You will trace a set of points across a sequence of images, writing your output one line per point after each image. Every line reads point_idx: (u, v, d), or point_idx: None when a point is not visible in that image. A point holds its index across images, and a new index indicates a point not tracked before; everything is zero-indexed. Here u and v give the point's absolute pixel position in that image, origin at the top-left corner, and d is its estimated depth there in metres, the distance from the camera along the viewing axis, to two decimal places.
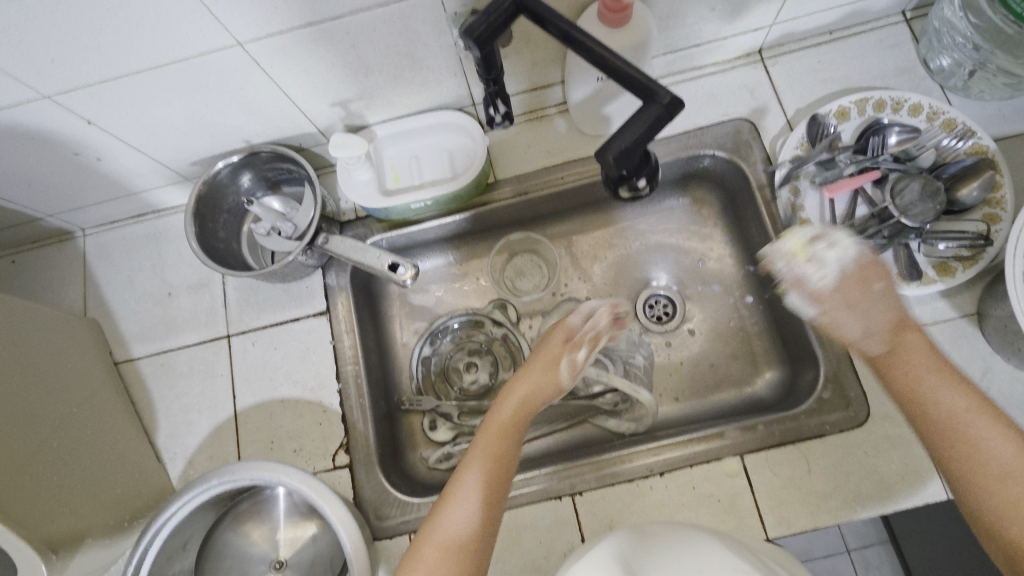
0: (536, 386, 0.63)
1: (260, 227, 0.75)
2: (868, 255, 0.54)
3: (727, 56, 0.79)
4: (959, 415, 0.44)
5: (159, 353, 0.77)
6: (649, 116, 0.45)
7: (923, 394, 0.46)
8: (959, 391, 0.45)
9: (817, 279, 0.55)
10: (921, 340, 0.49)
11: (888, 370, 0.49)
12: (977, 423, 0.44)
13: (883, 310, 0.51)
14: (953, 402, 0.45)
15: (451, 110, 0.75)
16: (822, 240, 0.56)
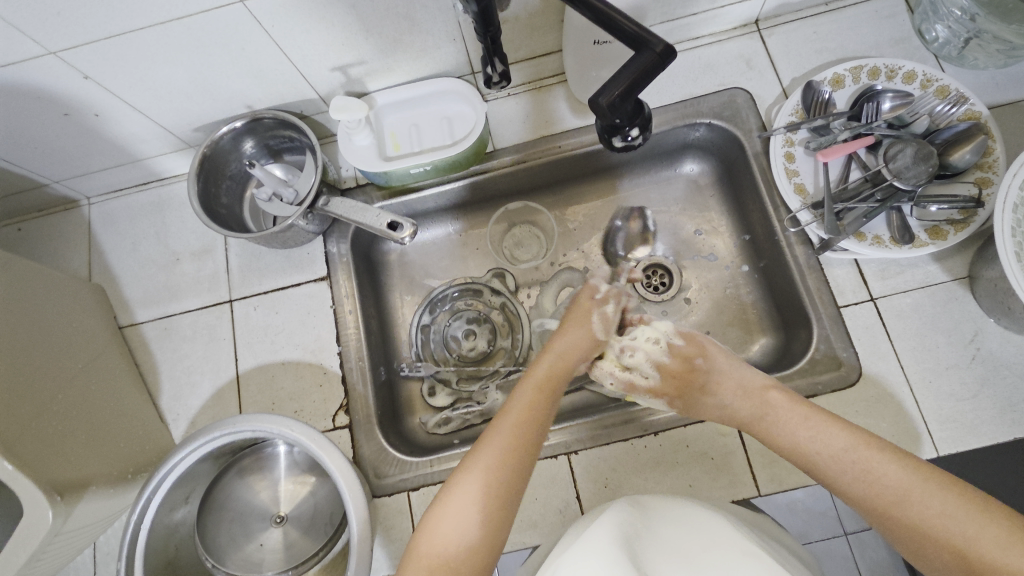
0: (573, 342, 0.66)
1: (262, 192, 0.77)
2: (679, 332, 0.67)
3: (724, 27, 0.80)
4: (826, 451, 0.51)
5: (163, 317, 0.78)
6: (642, 64, 0.46)
7: (795, 439, 0.54)
8: (827, 433, 0.52)
9: (644, 381, 0.67)
10: (778, 396, 0.58)
11: (765, 428, 0.57)
12: (853, 458, 0.50)
13: (725, 374, 0.63)
14: (827, 444, 0.52)
15: (450, 78, 0.76)
16: (628, 349, 0.67)
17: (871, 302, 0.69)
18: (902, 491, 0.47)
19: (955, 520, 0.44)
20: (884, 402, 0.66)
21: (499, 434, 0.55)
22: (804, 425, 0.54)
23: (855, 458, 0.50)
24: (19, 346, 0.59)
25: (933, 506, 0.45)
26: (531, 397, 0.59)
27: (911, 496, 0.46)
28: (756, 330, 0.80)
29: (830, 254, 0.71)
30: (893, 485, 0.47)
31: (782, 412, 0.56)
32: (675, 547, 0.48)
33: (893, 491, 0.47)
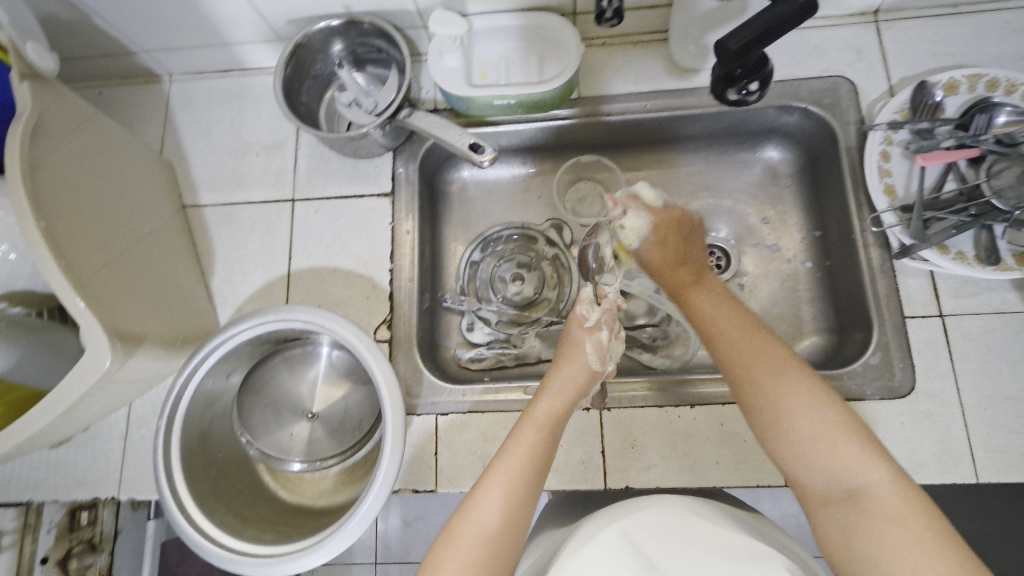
0: (573, 378, 0.62)
1: (343, 96, 0.77)
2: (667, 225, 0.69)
3: (841, 11, 0.77)
4: (740, 354, 0.56)
5: (225, 204, 0.79)
6: (775, 16, 0.44)
7: (719, 339, 0.58)
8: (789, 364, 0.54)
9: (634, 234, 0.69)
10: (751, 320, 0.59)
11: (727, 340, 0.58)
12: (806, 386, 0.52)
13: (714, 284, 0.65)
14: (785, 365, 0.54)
15: (550, 14, 0.73)
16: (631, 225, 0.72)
17: (939, 318, 0.67)
18: (800, 409, 0.51)
19: (839, 443, 0.49)
20: (932, 419, 0.64)
21: (500, 478, 0.54)
22: (728, 329, 0.58)
23: (766, 371, 0.54)
24: (95, 198, 0.60)
25: (823, 428, 0.49)
26: (534, 437, 0.57)
27: (809, 416, 0.50)
28: (808, 328, 0.78)
29: (907, 262, 0.68)
30: (799, 406, 0.51)
31: (718, 319, 0.60)
32: (678, 533, 0.49)
33: (795, 408, 0.51)
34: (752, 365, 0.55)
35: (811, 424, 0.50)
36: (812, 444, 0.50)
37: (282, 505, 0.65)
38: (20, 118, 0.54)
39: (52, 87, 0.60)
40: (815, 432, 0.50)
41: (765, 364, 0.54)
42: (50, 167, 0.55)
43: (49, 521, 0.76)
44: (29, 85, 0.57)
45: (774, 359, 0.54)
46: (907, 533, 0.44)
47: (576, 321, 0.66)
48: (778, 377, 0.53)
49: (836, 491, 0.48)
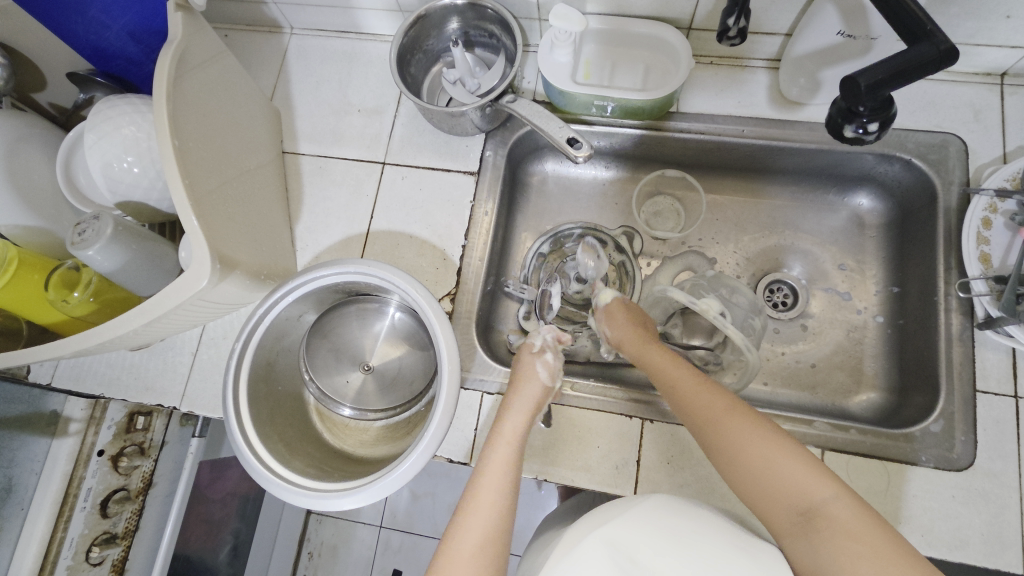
0: (530, 394, 0.63)
1: (450, 74, 0.79)
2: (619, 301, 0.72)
3: (965, 68, 0.74)
4: (691, 398, 0.57)
5: (321, 156, 0.83)
6: (919, 54, 0.44)
7: (673, 389, 0.59)
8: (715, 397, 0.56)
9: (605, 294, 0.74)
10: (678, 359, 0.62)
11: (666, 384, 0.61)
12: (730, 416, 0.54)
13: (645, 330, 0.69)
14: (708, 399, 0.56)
15: (667, 26, 0.74)
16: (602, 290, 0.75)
17: (1013, 398, 0.65)
18: (753, 446, 0.52)
19: (787, 468, 0.50)
20: (987, 500, 0.62)
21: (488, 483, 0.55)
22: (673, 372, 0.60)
23: (712, 404, 0.56)
24: (215, 128, 0.65)
25: (776, 458, 0.50)
26: (506, 453, 0.58)
27: (759, 452, 0.51)
28: (867, 384, 0.76)
29: (989, 334, 0.65)
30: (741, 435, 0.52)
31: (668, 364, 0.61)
32: (661, 532, 0.45)
33: (739, 438, 0.52)
34: (705, 402, 0.56)
35: (760, 456, 0.51)
36: (764, 470, 0.50)
37: (325, 446, 0.69)
38: (172, 44, 0.59)
39: (199, 21, 0.64)
40: (768, 463, 0.50)
41: (716, 404, 0.55)
42: (187, 93, 0.60)
43: (111, 418, 0.82)
44: (182, 16, 0.62)
45: (723, 399, 0.56)
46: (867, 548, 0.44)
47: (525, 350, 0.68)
48: (727, 415, 0.54)
49: (798, 517, 0.48)
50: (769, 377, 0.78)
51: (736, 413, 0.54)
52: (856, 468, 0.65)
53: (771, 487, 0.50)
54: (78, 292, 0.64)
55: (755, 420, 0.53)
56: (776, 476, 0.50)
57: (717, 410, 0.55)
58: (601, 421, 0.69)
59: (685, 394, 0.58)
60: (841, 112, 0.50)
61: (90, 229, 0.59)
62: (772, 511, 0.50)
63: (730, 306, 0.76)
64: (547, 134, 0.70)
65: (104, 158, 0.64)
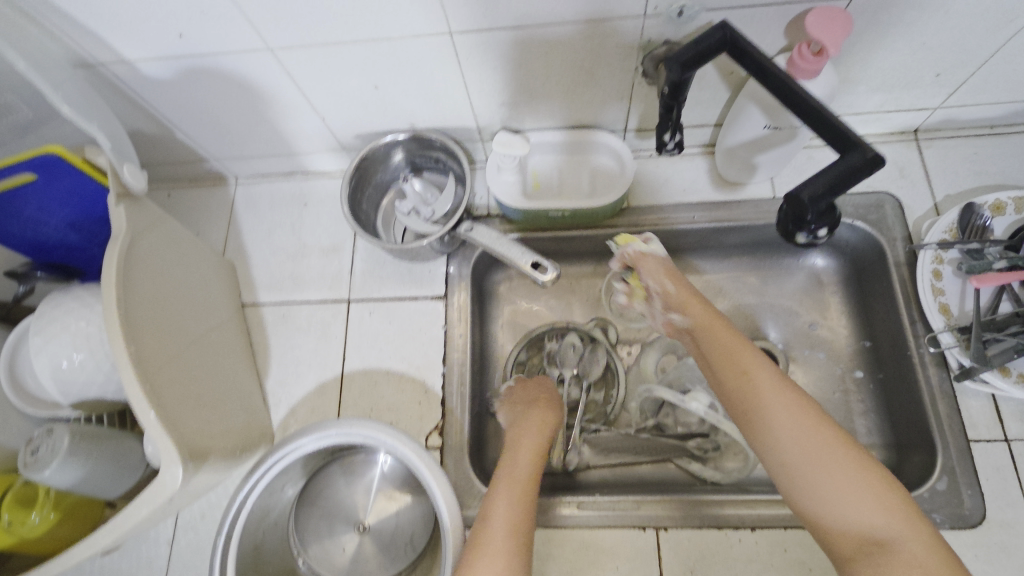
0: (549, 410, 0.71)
1: (403, 205, 0.80)
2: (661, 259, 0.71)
3: (881, 131, 0.80)
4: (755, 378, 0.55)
5: (283, 304, 0.81)
6: (848, 166, 0.47)
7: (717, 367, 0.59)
8: (782, 386, 0.54)
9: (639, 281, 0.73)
10: (717, 322, 0.62)
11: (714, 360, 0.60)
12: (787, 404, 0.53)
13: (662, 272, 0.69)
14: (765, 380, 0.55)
15: (604, 132, 0.77)
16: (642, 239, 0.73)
17: (1005, 442, 0.66)
18: (817, 454, 0.50)
19: (845, 480, 0.48)
20: (1009, 553, 0.62)
21: (500, 483, 0.58)
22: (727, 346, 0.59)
23: (772, 395, 0.54)
24: (169, 311, 0.63)
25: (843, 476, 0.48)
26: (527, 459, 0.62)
27: (824, 462, 0.49)
28: (863, 443, 0.76)
29: (968, 384, 0.67)
30: (795, 433, 0.51)
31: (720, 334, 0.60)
32: None
33: (798, 438, 0.51)
34: (765, 392, 0.54)
35: (818, 458, 0.50)
36: (808, 480, 0.50)
37: None
38: (116, 240, 0.57)
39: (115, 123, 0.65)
40: (834, 477, 0.49)
41: (772, 395, 0.54)
42: (137, 286, 0.58)
43: None
44: (123, 206, 0.60)
45: (774, 386, 0.54)
46: None
47: (523, 392, 0.74)
48: (783, 399, 0.53)
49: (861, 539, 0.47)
50: None
51: (810, 411, 0.52)
52: None
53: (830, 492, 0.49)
54: (37, 512, 0.59)
55: (816, 413, 0.52)
56: (834, 488, 0.48)
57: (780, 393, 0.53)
58: (615, 539, 0.67)
59: (746, 372, 0.56)
60: (788, 227, 0.52)
61: (44, 447, 0.55)
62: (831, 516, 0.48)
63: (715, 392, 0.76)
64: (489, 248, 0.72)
65: (52, 361, 0.61)
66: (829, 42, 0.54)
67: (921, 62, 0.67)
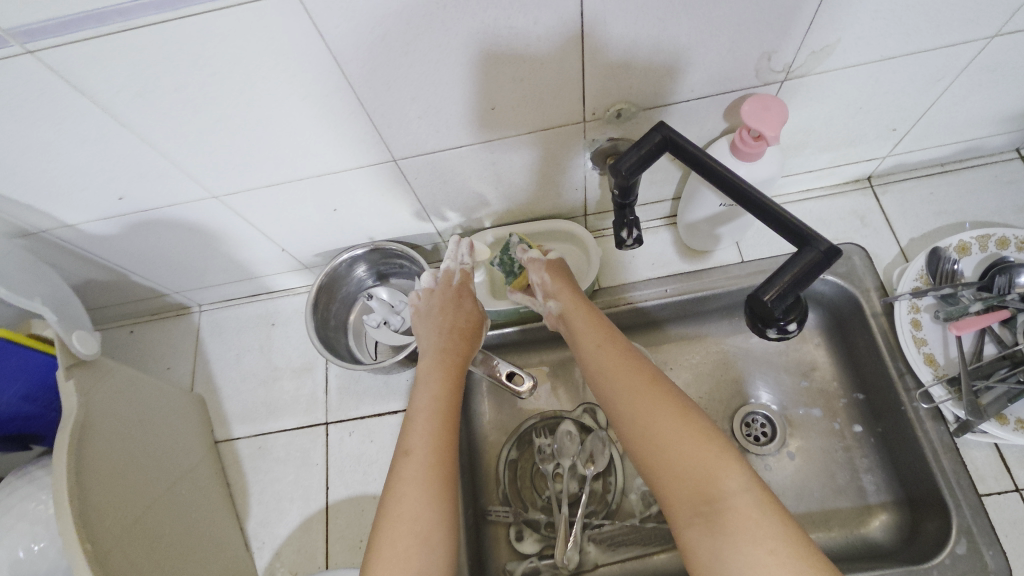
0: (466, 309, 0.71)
1: (371, 318, 0.78)
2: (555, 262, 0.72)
3: (836, 182, 0.81)
4: (613, 368, 0.60)
5: (259, 435, 0.78)
6: (804, 262, 0.46)
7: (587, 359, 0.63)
8: (639, 370, 0.59)
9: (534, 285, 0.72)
10: (592, 319, 0.66)
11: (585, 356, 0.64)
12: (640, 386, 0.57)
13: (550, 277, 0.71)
14: (622, 365, 0.60)
15: (564, 220, 0.77)
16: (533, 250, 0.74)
17: (1016, 493, 0.64)
18: (663, 424, 0.53)
19: (681, 445, 0.52)
20: None
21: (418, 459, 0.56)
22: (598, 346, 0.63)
23: (630, 381, 0.58)
24: (131, 479, 0.59)
25: (681, 439, 0.52)
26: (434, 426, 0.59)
27: (667, 431, 0.53)
28: (876, 504, 0.73)
29: (968, 436, 0.66)
30: (647, 407, 0.55)
31: (587, 332, 0.65)
32: None
33: (650, 411, 0.55)
34: (623, 379, 0.59)
35: (664, 429, 0.53)
36: (658, 448, 0.53)
37: None
38: (67, 420, 0.54)
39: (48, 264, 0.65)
40: (676, 442, 0.52)
41: (631, 379, 0.58)
42: (93, 465, 0.55)
43: None
44: (74, 379, 0.57)
45: (633, 373, 0.59)
46: (754, 530, 0.46)
47: (442, 314, 0.70)
48: (637, 382, 0.58)
49: (696, 496, 0.49)
50: None
51: (644, 385, 0.58)
52: None
53: (671, 457, 0.52)
54: None
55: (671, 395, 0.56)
56: (675, 453, 0.51)
57: (636, 377, 0.58)
58: None
59: (610, 362, 0.61)
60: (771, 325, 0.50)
61: None
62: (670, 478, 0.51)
63: None
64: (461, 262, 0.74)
65: (8, 554, 0.56)
66: (766, 130, 0.55)
67: (861, 123, 0.68)
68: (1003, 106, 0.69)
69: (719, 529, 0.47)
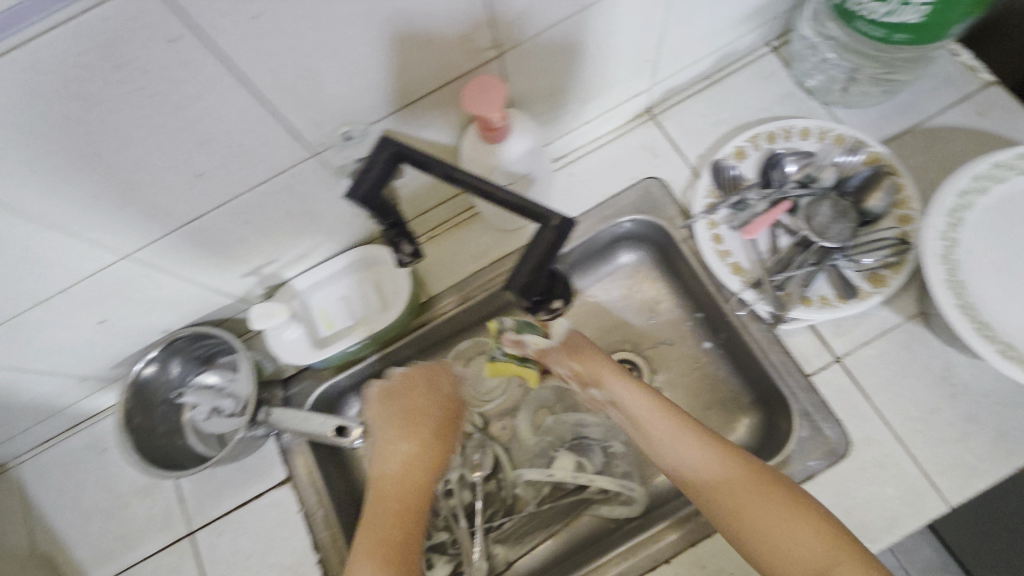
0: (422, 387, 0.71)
1: (200, 411, 0.72)
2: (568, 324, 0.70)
3: (620, 122, 0.81)
4: (650, 425, 0.62)
5: (122, 572, 0.72)
6: (544, 242, 0.46)
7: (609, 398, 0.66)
8: (663, 420, 0.61)
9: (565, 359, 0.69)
10: (598, 357, 0.68)
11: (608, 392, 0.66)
12: (680, 440, 0.59)
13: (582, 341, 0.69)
14: (646, 412, 0.63)
15: (364, 247, 0.74)
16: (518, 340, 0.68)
17: (838, 363, 0.68)
18: (715, 473, 0.57)
19: (746, 491, 0.55)
20: (883, 465, 0.64)
21: (365, 547, 0.56)
22: (636, 396, 0.64)
23: (670, 433, 0.60)
24: None
25: (754, 496, 0.54)
26: (389, 514, 0.60)
27: (735, 478, 0.56)
28: (738, 410, 0.76)
29: (786, 326, 0.69)
30: (696, 460, 0.58)
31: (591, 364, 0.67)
32: None
33: (710, 463, 0.57)
34: (659, 427, 0.61)
35: (739, 479, 0.56)
36: (732, 508, 0.55)
37: None
38: None
39: None
40: (737, 490, 0.55)
41: (663, 437, 0.61)
42: None
43: None
44: None
45: (682, 420, 0.61)
46: (811, 545, 0.51)
47: (408, 398, 0.69)
48: (684, 432, 0.60)
49: (759, 548, 0.53)
50: None
51: (681, 426, 0.60)
52: None
53: (745, 507, 0.54)
54: None
55: (705, 437, 0.59)
56: (750, 509, 0.54)
57: (662, 431, 0.61)
58: None
59: (658, 415, 0.62)
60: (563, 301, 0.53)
61: None
62: (743, 534, 0.54)
63: (585, 447, 0.79)
64: (297, 350, 0.70)
65: None
66: (493, 113, 0.53)
67: (604, 66, 0.68)
68: (729, 11, 0.71)
69: (791, 561, 0.51)
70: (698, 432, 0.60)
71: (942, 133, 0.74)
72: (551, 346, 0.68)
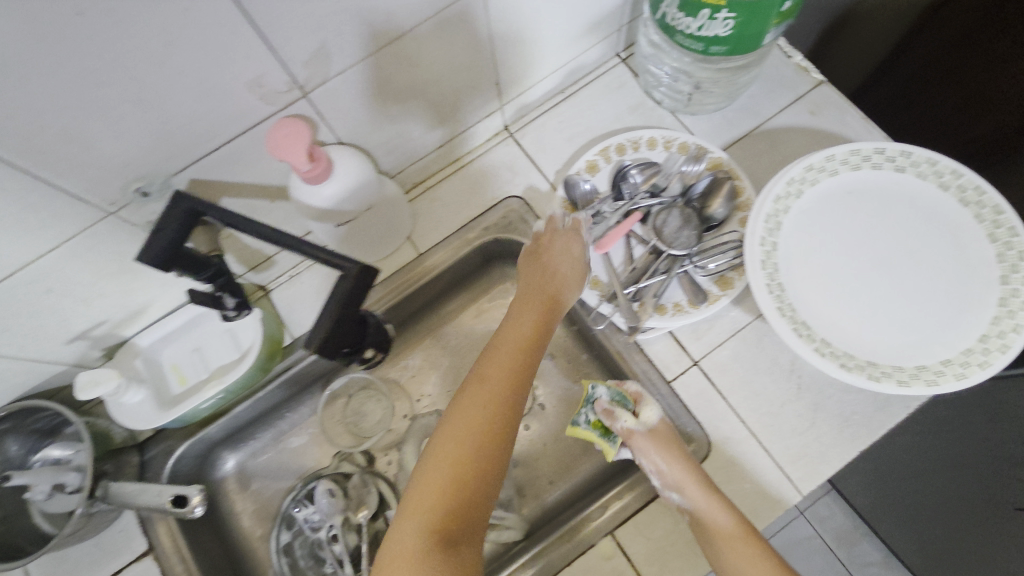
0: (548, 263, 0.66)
1: (41, 491, 0.65)
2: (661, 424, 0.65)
3: (478, 142, 0.80)
4: (692, 481, 0.62)
5: None
6: (341, 293, 0.45)
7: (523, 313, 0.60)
8: (696, 480, 0.62)
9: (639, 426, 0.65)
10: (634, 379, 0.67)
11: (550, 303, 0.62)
12: (705, 501, 0.61)
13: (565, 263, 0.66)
14: (687, 477, 0.62)
15: None
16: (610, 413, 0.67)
17: (696, 367, 0.70)
18: (724, 538, 0.60)
19: (745, 551, 0.59)
20: (740, 462, 0.66)
21: (452, 429, 0.50)
22: (670, 455, 0.63)
23: (699, 493, 0.61)
24: None
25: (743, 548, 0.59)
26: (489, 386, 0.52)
27: (737, 541, 0.59)
28: None
29: (644, 335, 0.70)
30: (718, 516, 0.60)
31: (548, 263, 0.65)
32: None
33: (724, 525, 0.60)
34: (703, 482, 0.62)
35: (740, 540, 0.60)
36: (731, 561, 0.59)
37: None
38: None
39: None
40: (737, 548, 0.59)
41: (700, 492, 0.61)
42: None
43: None
44: None
45: (700, 480, 0.62)
46: None
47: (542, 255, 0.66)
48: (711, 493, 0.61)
49: None
50: (553, 475, 0.76)
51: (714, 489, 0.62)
52: (641, 521, 0.66)
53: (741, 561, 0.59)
54: None
55: (719, 498, 0.61)
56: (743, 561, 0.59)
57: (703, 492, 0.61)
58: None
59: (685, 476, 0.62)
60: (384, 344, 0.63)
61: None
62: None
63: None
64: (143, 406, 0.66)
65: None
66: (298, 158, 0.50)
67: (439, 92, 0.66)
68: (562, 28, 0.71)
69: None
70: (714, 493, 0.62)
71: (780, 134, 0.77)
72: (643, 430, 0.65)
